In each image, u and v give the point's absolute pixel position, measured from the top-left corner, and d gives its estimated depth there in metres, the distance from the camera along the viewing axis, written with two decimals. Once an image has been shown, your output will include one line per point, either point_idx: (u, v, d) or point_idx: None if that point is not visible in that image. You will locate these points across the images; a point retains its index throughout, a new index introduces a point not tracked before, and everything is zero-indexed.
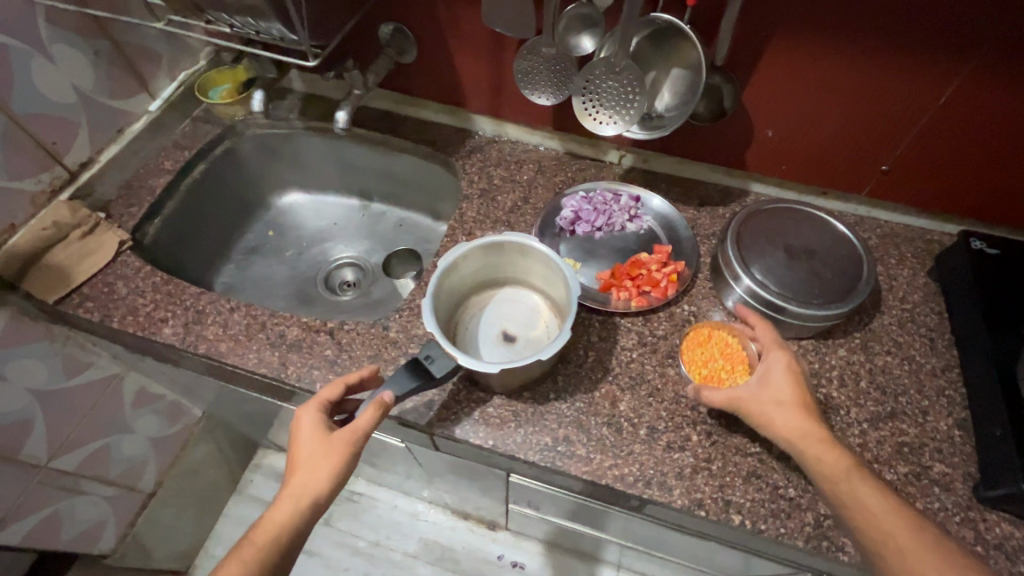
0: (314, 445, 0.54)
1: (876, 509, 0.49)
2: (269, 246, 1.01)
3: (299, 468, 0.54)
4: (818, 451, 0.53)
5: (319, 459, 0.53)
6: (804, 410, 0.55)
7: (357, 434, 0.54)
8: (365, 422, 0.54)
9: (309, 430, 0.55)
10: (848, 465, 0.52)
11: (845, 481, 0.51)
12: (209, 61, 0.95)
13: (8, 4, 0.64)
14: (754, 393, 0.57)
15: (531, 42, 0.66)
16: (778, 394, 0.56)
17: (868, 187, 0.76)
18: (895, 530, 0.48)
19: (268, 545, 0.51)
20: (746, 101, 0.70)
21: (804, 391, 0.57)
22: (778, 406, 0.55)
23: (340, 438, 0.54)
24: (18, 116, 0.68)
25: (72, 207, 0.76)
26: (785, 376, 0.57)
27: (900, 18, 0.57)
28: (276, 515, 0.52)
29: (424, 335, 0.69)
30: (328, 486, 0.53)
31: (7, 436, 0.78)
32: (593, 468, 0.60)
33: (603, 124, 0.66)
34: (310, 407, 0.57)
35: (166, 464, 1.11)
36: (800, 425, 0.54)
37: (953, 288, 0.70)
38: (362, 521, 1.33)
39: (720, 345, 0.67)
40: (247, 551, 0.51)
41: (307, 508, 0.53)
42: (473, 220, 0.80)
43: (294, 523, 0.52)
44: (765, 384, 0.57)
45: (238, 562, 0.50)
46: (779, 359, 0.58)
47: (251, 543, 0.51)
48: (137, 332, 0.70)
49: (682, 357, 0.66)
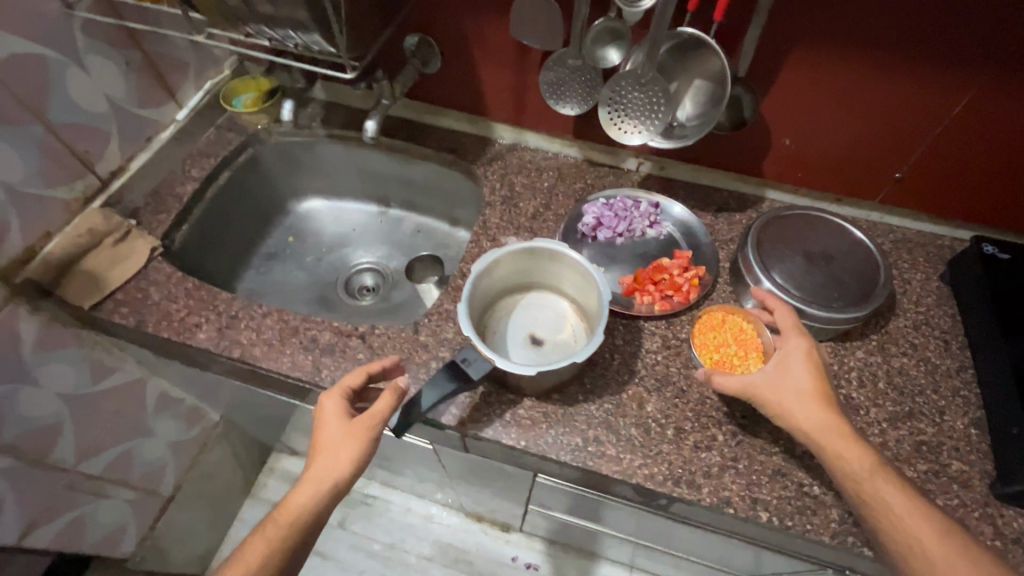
0: (336, 429, 0.58)
1: (896, 506, 0.52)
2: (290, 251, 1.02)
3: (322, 451, 0.57)
4: (841, 448, 0.54)
5: (340, 444, 0.57)
6: (822, 401, 0.56)
7: (374, 420, 0.58)
8: (382, 408, 0.58)
9: (332, 415, 0.59)
10: (871, 463, 0.54)
11: (869, 482, 0.53)
12: (232, 70, 0.96)
13: (50, 18, 0.66)
14: (774, 384, 0.58)
15: (558, 54, 0.69)
16: (797, 384, 0.57)
17: (882, 194, 0.78)
18: (915, 527, 0.51)
19: (291, 525, 0.55)
20: (765, 111, 0.73)
21: (822, 380, 0.58)
22: (799, 401, 0.56)
23: (359, 424, 0.58)
24: (56, 126, 0.70)
25: (106, 214, 0.77)
26: (804, 365, 0.58)
27: (918, 35, 0.60)
28: (297, 496, 0.56)
29: (454, 338, 0.71)
30: (347, 470, 0.56)
31: (38, 441, 0.79)
32: (623, 467, 0.62)
33: (628, 133, 0.69)
34: (334, 393, 0.60)
35: (185, 468, 1.12)
36: (821, 420, 0.55)
37: (966, 291, 0.72)
38: (376, 524, 1.35)
39: (734, 330, 0.69)
40: (272, 529, 0.55)
41: (328, 491, 0.56)
42: (497, 226, 0.82)
43: (314, 504, 0.56)
44: (784, 372, 0.58)
45: (264, 538, 0.55)
46: (799, 346, 0.59)
47: (275, 521, 0.56)
48: (172, 337, 0.71)
49: (694, 340, 0.69)
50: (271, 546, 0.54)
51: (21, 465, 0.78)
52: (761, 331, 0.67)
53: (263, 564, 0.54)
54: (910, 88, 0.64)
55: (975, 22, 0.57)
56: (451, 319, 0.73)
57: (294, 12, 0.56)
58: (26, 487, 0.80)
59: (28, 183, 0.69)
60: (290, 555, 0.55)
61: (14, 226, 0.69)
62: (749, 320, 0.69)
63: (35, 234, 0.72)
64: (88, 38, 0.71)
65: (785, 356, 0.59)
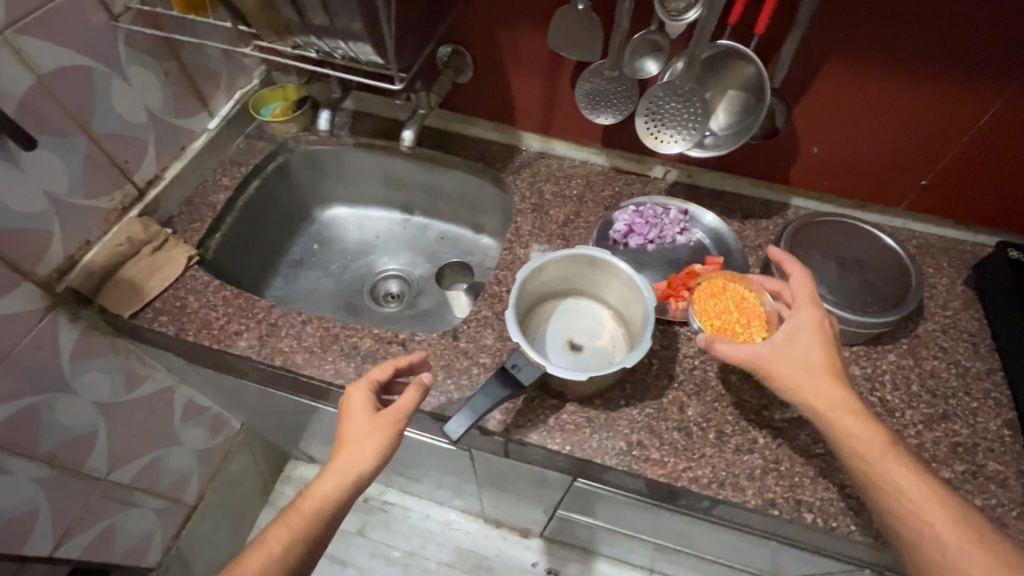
0: (361, 422, 0.58)
1: (910, 487, 0.52)
2: (315, 258, 1.02)
3: (346, 443, 0.57)
4: (852, 425, 0.54)
5: (365, 436, 0.57)
6: (832, 376, 0.56)
7: (399, 415, 0.58)
8: (407, 402, 0.58)
9: (358, 407, 0.59)
10: (881, 442, 0.54)
11: (880, 460, 0.53)
12: (261, 80, 0.97)
13: (96, 29, 0.67)
14: (785, 357, 0.57)
15: (595, 66, 0.71)
16: (808, 357, 0.56)
17: (907, 201, 0.80)
18: (929, 509, 0.51)
19: (313, 515, 0.56)
20: (796, 120, 0.75)
21: (833, 352, 0.57)
22: (811, 375, 0.56)
23: (385, 417, 0.58)
24: (98, 136, 0.70)
25: (145, 223, 0.78)
26: (816, 337, 0.57)
27: (949, 48, 0.62)
28: (320, 488, 0.56)
29: (493, 345, 0.72)
30: (371, 463, 0.57)
31: (73, 450, 0.79)
32: (668, 470, 0.63)
33: (665, 142, 0.70)
34: (361, 385, 0.61)
35: (207, 477, 1.12)
36: (833, 396, 0.55)
37: (993, 295, 0.73)
38: (395, 531, 1.34)
39: (735, 298, 0.68)
40: (292, 518, 0.56)
41: (352, 483, 0.56)
42: (529, 234, 0.83)
43: (337, 495, 0.56)
44: (793, 343, 0.58)
45: (284, 526, 0.55)
46: (811, 317, 0.59)
47: (297, 510, 0.56)
48: (213, 345, 0.72)
49: (694, 307, 0.68)
50: (292, 535, 0.55)
51: (57, 475, 0.78)
52: (765, 301, 0.67)
53: (284, 552, 0.54)
54: (937, 98, 0.66)
55: (1005, 37, 0.59)
56: (489, 325, 0.74)
57: (348, 24, 0.57)
58: (61, 497, 0.79)
59: (70, 193, 0.69)
60: (309, 546, 0.55)
61: (57, 235, 0.69)
62: (751, 288, 0.69)
63: (76, 244, 0.72)
64: (129, 49, 0.72)
65: (795, 326, 0.58)
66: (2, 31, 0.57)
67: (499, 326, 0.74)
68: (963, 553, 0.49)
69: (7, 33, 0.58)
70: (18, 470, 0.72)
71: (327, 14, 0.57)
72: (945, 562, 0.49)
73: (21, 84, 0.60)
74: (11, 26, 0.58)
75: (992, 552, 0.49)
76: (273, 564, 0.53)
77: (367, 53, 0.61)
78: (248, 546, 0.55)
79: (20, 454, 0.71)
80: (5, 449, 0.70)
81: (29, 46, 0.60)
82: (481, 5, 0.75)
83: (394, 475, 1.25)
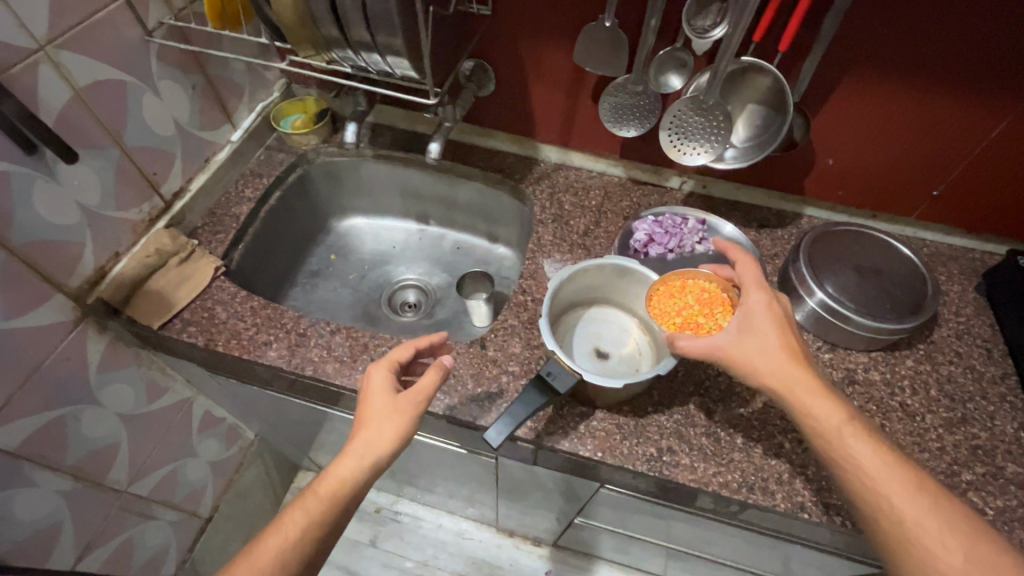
0: (382, 402, 0.59)
1: (869, 462, 0.51)
2: (332, 269, 1.03)
3: (367, 423, 0.58)
4: (810, 403, 0.54)
5: (387, 418, 0.58)
6: (791, 356, 0.55)
7: (421, 396, 0.59)
8: (428, 384, 0.60)
9: (379, 387, 0.60)
10: (841, 418, 0.53)
11: (838, 438, 0.52)
12: (281, 93, 0.98)
13: (130, 45, 0.68)
14: (739, 343, 0.57)
15: (620, 81, 0.75)
16: (763, 342, 0.56)
17: (918, 211, 0.83)
18: (886, 483, 0.50)
19: (331, 498, 0.55)
20: (814, 133, 0.77)
21: (789, 333, 0.57)
22: (769, 356, 0.55)
23: (406, 398, 0.59)
24: (129, 149, 0.71)
25: (172, 234, 0.79)
26: (771, 321, 0.57)
27: (956, 62, 0.64)
28: (339, 470, 0.56)
29: (521, 353, 0.73)
30: (392, 445, 0.57)
31: (96, 462, 0.78)
32: (698, 475, 0.64)
33: (689, 154, 0.73)
34: (381, 364, 0.62)
35: (221, 488, 1.11)
36: (790, 374, 0.54)
37: (1004, 301, 0.76)
38: (407, 541, 1.34)
39: (695, 292, 0.67)
40: (310, 502, 0.55)
41: (370, 465, 0.56)
42: (550, 243, 0.84)
43: (356, 477, 0.56)
44: (747, 330, 0.57)
45: (302, 510, 0.54)
46: (762, 302, 0.58)
47: (314, 493, 0.55)
48: (242, 355, 0.72)
49: (655, 313, 0.67)
50: (310, 519, 0.54)
51: (80, 487, 0.77)
52: (724, 288, 0.66)
53: (302, 536, 0.53)
54: (941, 109, 0.69)
55: (1008, 49, 0.61)
56: (515, 334, 0.75)
57: (388, 40, 0.58)
58: (84, 510, 0.79)
59: (102, 204, 0.70)
60: (327, 529, 0.55)
61: (89, 246, 0.70)
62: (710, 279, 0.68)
63: (106, 255, 0.73)
64: (160, 63, 0.73)
65: (748, 312, 0.58)
66: (44, 47, 0.58)
67: (526, 334, 0.75)
68: (919, 520, 0.48)
69: (49, 49, 0.59)
70: (45, 483, 0.72)
71: (368, 31, 0.59)
72: (906, 536, 0.48)
73: (61, 98, 0.61)
74: (52, 42, 0.59)
75: (951, 523, 0.48)
76: (291, 548, 0.52)
77: (402, 68, 0.63)
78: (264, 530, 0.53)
79: (47, 467, 0.71)
80: (34, 461, 0.69)
81: (68, 61, 0.61)
82: (505, 21, 0.77)
83: (407, 485, 1.25)
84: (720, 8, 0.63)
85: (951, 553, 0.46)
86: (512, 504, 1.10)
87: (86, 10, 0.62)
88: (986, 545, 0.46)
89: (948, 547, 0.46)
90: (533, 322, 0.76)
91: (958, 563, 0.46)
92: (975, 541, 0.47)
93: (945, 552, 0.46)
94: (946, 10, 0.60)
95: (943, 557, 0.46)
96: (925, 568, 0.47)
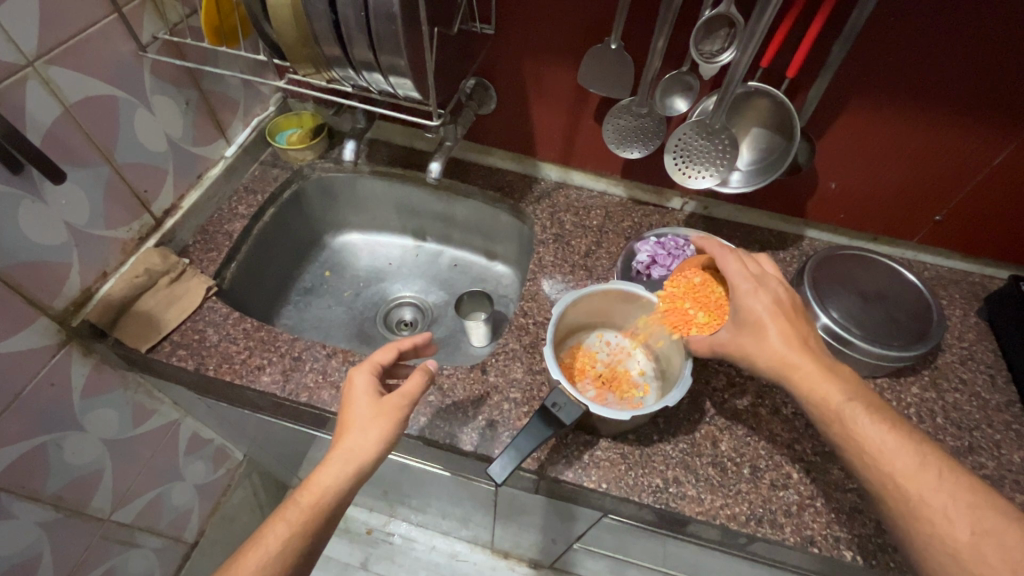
0: (364, 406, 0.57)
1: (871, 439, 0.49)
2: (325, 286, 1.00)
3: (350, 428, 0.56)
4: (808, 383, 0.53)
5: (371, 421, 0.56)
6: (799, 342, 0.55)
7: (406, 399, 0.58)
8: (413, 387, 0.59)
9: (362, 391, 0.58)
10: (841, 398, 0.52)
11: (839, 421, 0.51)
12: (277, 108, 0.97)
13: (121, 59, 0.66)
14: (736, 338, 0.58)
15: (625, 103, 0.74)
16: (761, 336, 0.56)
17: (920, 235, 0.82)
18: (888, 459, 0.48)
19: (314, 508, 0.52)
20: (819, 158, 0.77)
21: (784, 322, 0.56)
22: (766, 346, 0.56)
23: (390, 402, 0.58)
24: (118, 165, 0.69)
25: (163, 253, 0.77)
26: (765, 311, 0.57)
27: (961, 80, 0.63)
28: (322, 477, 0.53)
29: (522, 378, 0.72)
30: (377, 450, 0.55)
31: (77, 491, 0.75)
32: (706, 508, 0.62)
33: (694, 178, 0.74)
34: (363, 368, 0.60)
35: (207, 512, 1.07)
36: (795, 361, 0.54)
37: (1005, 328, 0.76)
38: (399, 564, 1.31)
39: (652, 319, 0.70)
40: (291, 512, 0.52)
41: (354, 473, 0.54)
42: (552, 264, 0.83)
43: (339, 485, 0.53)
44: (744, 330, 0.58)
45: (283, 521, 0.52)
46: (751, 292, 0.58)
47: (294, 503, 0.52)
48: (234, 380, 0.70)
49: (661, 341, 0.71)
50: (292, 530, 0.51)
51: (61, 517, 0.74)
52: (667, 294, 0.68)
53: (284, 549, 0.50)
54: (943, 129, 0.68)
55: (1013, 65, 0.60)
56: (517, 358, 0.74)
57: (391, 61, 0.57)
58: (63, 539, 0.75)
59: (90, 223, 0.68)
60: (310, 541, 0.52)
61: (74, 266, 0.67)
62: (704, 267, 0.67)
63: (93, 275, 0.70)
64: (153, 78, 0.71)
65: (741, 306, 0.58)
66: (33, 62, 0.56)
67: (528, 359, 0.74)
68: (926, 496, 0.46)
69: (38, 64, 0.57)
70: (24, 514, 0.68)
71: (372, 51, 0.57)
72: (912, 512, 0.46)
73: (50, 115, 0.59)
74: (42, 58, 0.57)
75: (956, 495, 0.46)
76: (272, 561, 0.50)
77: (402, 88, 0.62)
78: (245, 544, 0.51)
79: (26, 498, 0.68)
80: (12, 492, 0.66)
81: (58, 77, 0.59)
82: (508, 41, 0.76)
83: (399, 505, 1.22)
84: (728, 33, 0.63)
85: (957, 527, 0.45)
86: (508, 526, 1.07)
87: (78, 24, 0.60)
88: (993, 515, 0.45)
89: (954, 523, 0.45)
90: (534, 346, 0.75)
91: (965, 538, 0.44)
92: (984, 512, 0.45)
93: (952, 527, 0.45)
94: (956, 22, 0.59)
95: (950, 532, 0.45)
96: (932, 545, 0.45)
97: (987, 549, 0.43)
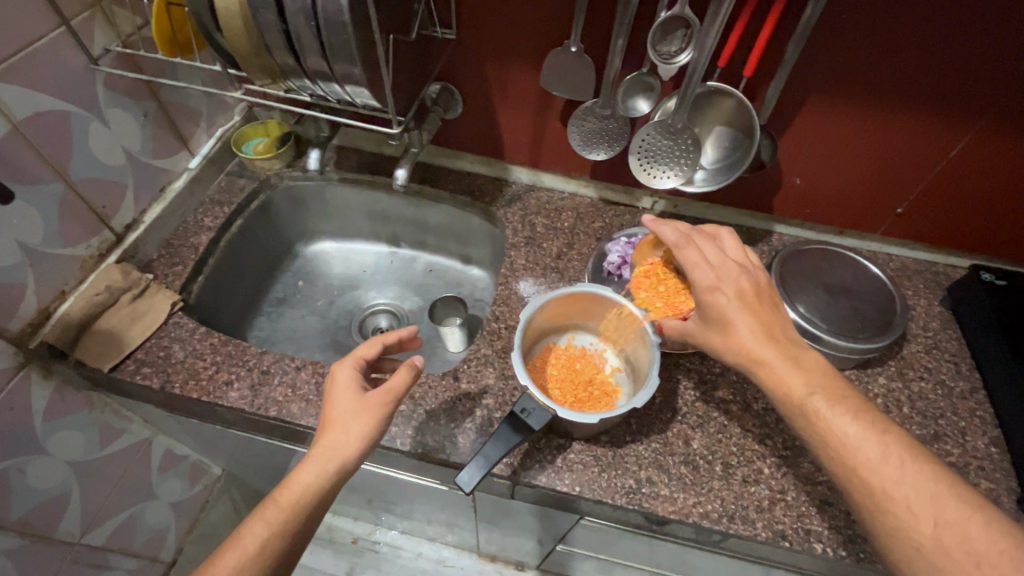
0: (348, 401, 0.56)
1: (836, 432, 0.50)
2: (298, 296, 0.99)
3: (332, 426, 0.55)
4: (774, 378, 0.54)
5: (354, 417, 0.55)
6: (765, 337, 0.56)
7: (391, 395, 0.57)
8: (399, 383, 0.58)
9: (344, 386, 0.57)
10: (806, 391, 0.53)
11: (804, 415, 0.52)
12: (242, 117, 0.95)
13: (71, 72, 0.64)
14: (704, 331, 0.59)
15: (588, 105, 0.75)
16: (726, 333, 0.57)
17: (883, 227, 0.84)
18: (853, 451, 0.49)
19: (293, 507, 0.51)
20: (782, 155, 0.78)
21: (750, 318, 0.57)
22: (733, 343, 0.56)
23: (375, 398, 0.56)
24: (73, 180, 0.68)
25: (124, 270, 0.75)
26: (732, 308, 0.57)
27: (917, 74, 0.64)
28: (303, 476, 0.52)
29: (495, 384, 0.71)
30: (359, 447, 0.54)
31: (43, 515, 0.73)
32: (679, 507, 0.62)
33: (659, 178, 0.75)
34: (346, 363, 0.59)
35: (185, 529, 1.05)
36: (759, 358, 0.55)
37: (968, 317, 0.77)
38: (386, 572, 1.30)
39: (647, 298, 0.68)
40: (270, 512, 0.51)
41: (334, 471, 0.53)
42: (523, 267, 0.83)
43: (320, 483, 0.52)
44: (710, 327, 0.59)
45: (261, 522, 0.51)
46: (718, 290, 0.58)
47: (273, 502, 0.52)
48: (201, 397, 0.69)
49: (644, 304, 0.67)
50: (271, 530, 0.50)
51: (27, 542, 0.72)
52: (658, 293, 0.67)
53: (263, 548, 0.49)
54: (903, 123, 0.69)
55: (966, 59, 0.62)
56: (489, 364, 0.73)
57: (345, 70, 0.56)
58: (31, 564, 0.74)
59: (45, 242, 0.66)
60: (290, 540, 0.51)
61: (31, 286, 0.66)
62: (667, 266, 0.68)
63: (51, 295, 0.69)
64: (108, 91, 0.70)
65: (707, 303, 0.58)
66: None
67: (501, 364, 0.73)
68: (890, 487, 0.47)
69: None
70: None
71: (325, 60, 0.56)
72: (876, 504, 0.47)
73: None
74: None
75: (919, 486, 0.46)
76: (250, 562, 0.49)
77: (360, 95, 0.61)
78: (221, 547, 0.50)
79: None
80: None
81: (4, 94, 0.57)
82: (471, 45, 0.76)
83: (384, 514, 1.21)
84: (685, 34, 0.64)
85: (919, 519, 0.45)
86: (492, 530, 1.07)
87: (22, 40, 0.59)
88: (954, 503, 0.45)
89: (917, 514, 0.45)
90: (507, 351, 0.74)
91: (927, 529, 0.45)
92: (946, 503, 0.45)
93: (915, 518, 0.45)
94: (910, 18, 0.60)
95: (913, 523, 0.45)
96: (897, 537, 0.46)
97: (947, 539, 0.44)
